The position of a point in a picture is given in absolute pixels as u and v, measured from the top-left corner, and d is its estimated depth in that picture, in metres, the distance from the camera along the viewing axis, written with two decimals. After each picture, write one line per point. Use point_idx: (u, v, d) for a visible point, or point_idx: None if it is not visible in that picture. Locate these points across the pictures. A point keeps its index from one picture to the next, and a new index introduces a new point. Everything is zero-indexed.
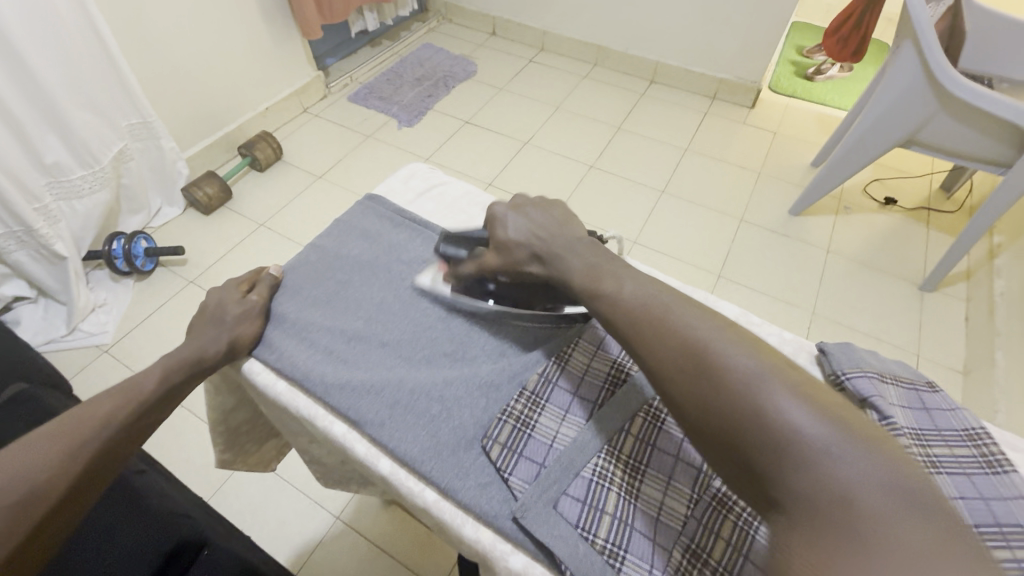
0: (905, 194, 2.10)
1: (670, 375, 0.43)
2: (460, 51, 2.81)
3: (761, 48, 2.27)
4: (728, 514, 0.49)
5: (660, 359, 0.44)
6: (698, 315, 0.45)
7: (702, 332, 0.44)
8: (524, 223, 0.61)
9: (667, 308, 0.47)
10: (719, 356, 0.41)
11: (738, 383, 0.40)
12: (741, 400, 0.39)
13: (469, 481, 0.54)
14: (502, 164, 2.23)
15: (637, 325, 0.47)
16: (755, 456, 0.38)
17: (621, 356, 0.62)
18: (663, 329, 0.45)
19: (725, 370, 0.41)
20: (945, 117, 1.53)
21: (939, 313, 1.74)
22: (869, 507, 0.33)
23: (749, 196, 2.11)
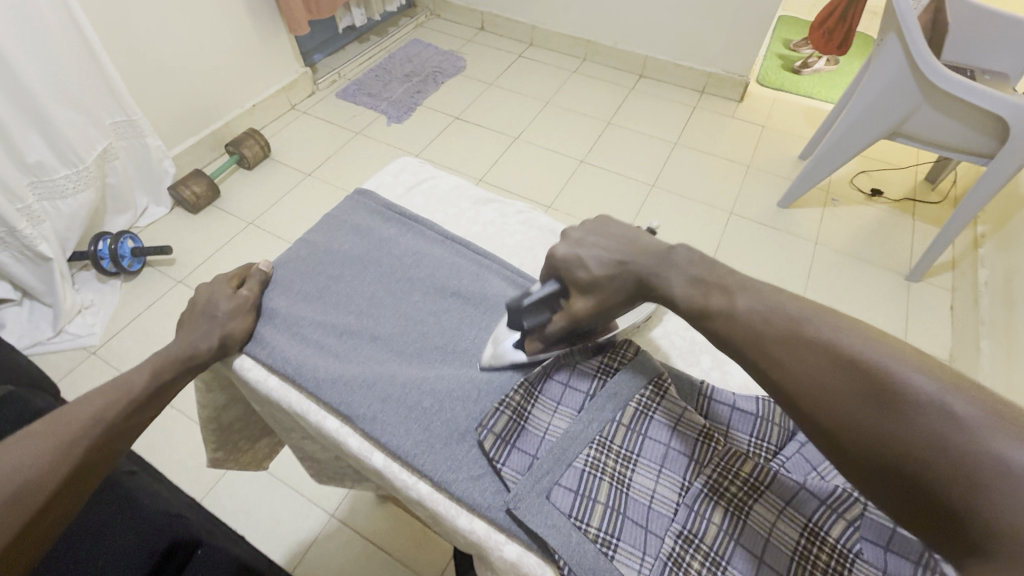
0: (891, 186, 2.13)
1: (824, 398, 0.38)
2: (449, 46, 2.80)
3: (749, 42, 2.29)
4: (719, 500, 0.50)
5: (806, 380, 0.39)
6: (841, 325, 0.40)
7: (856, 346, 0.38)
8: (603, 255, 0.54)
9: (807, 318, 0.41)
10: (885, 375, 0.36)
11: (912, 405, 0.34)
12: (924, 423, 0.34)
13: (460, 474, 0.55)
14: (492, 160, 2.23)
15: (762, 340, 0.42)
16: (943, 490, 0.33)
17: (624, 347, 0.62)
18: (808, 344, 0.40)
19: (898, 390, 0.35)
20: (929, 108, 1.55)
21: (925, 303, 1.76)
22: None
23: (738, 189, 2.13)
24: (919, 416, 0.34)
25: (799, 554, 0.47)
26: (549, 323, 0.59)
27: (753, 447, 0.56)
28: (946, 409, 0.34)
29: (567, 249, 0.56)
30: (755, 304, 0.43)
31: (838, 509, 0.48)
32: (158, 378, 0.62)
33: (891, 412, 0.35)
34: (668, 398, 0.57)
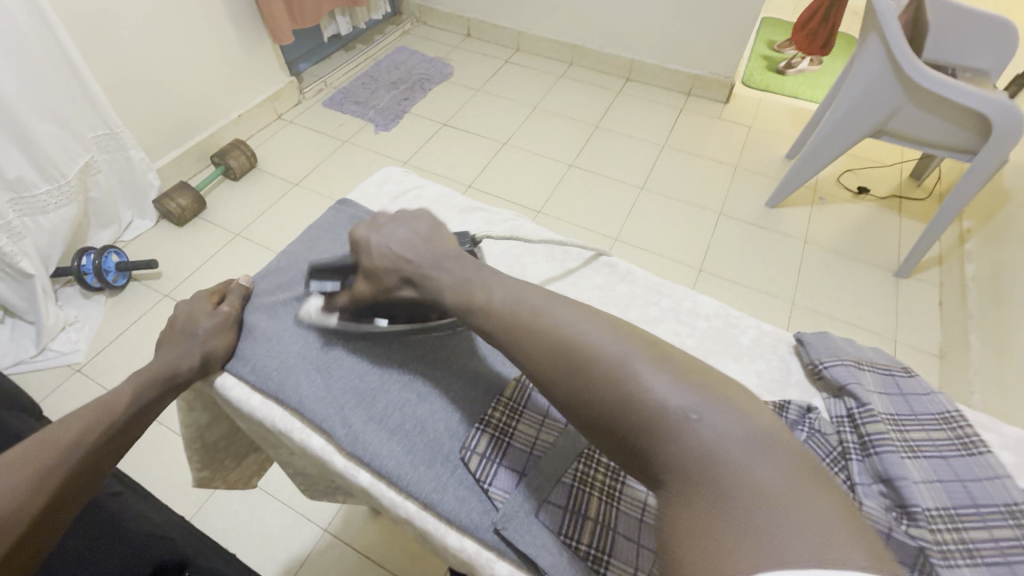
0: (877, 183, 2.14)
1: (551, 376, 0.45)
2: (435, 53, 2.79)
3: (734, 43, 2.30)
4: None
5: (538, 360, 0.46)
6: (565, 309, 0.48)
7: (571, 326, 0.46)
8: (387, 245, 0.57)
9: (535, 310, 0.49)
10: (592, 350, 0.44)
11: (611, 373, 0.42)
12: (615, 385, 0.42)
13: (448, 493, 0.53)
14: (481, 166, 2.22)
15: (512, 333, 0.48)
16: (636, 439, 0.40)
17: None
18: (534, 333, 0.47)
19: (598, 361, 0.43)
20: (911, 106, 1.57)
21: (915, 299, 1.78)
22: (726, 457, 0.37)
23: (726, 190, 2.13)
24: (608, 379, 0.42)
25: None
26: (339, 294, 0.63)
27: None
28: (629, 370, 0.42)
29: (364, 231, 0.60)
30: (503, 300, 0.51)
31: None
32: (140, 398, 0.60)
33: (594, 379, 0.43)
34: None
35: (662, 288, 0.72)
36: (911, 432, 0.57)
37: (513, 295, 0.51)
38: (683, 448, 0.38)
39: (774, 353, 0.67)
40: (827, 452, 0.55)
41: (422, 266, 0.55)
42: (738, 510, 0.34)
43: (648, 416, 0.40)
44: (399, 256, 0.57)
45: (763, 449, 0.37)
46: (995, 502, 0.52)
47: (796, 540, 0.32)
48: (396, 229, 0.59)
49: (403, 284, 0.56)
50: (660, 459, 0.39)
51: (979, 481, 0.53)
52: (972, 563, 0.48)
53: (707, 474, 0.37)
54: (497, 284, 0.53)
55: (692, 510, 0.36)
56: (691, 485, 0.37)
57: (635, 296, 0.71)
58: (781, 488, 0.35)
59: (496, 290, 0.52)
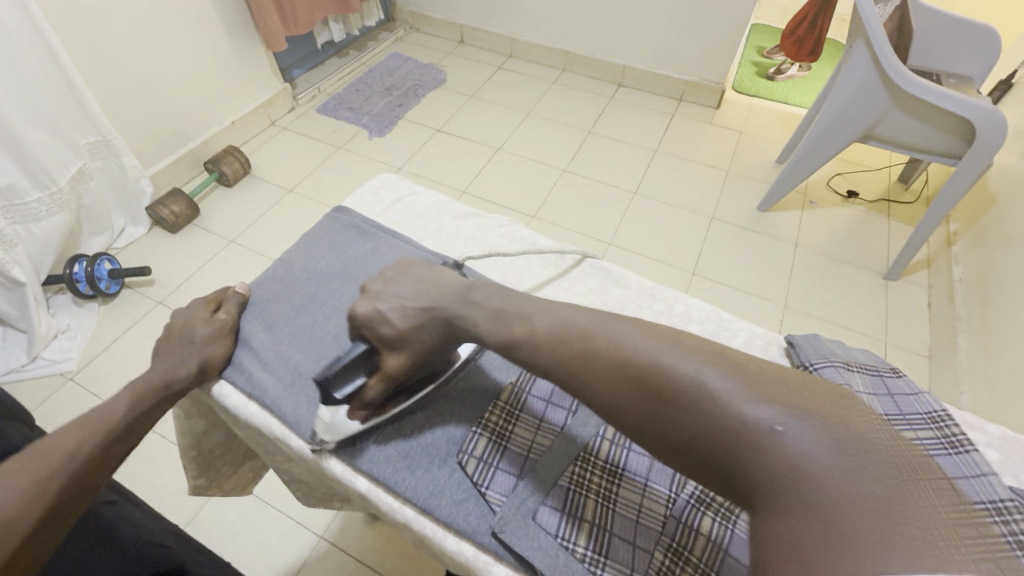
0: (866, 187, 2.17)
1: (615, 398, 0.43)
2: (429, 59, 2.81)
3: (724, 50, 2.33)
4: (706, 511, 0.50)
5: (598, 384, 0.44)
6: (621, 326, 0.46)
7: (638, 342, 0.44)
8: (398, 302, 0.56)
9: (592, 329, 0.47)
10: (660, 366, 0.42)
11: (683, 389, 0.40)
12: (689, 401, 0.40)
13: (445, 497, 0.54)
14: (475, 171, 2.23)
15: (563, 356, 0.47)
16: (719, 457, 0.38)
17: None
18: (595, 351, 0.45)
19: (668, 377, 0.41)
20: (898, 112, 1.60)
21: (904, 300, 1.80)
22: (823, 471, 0.34)
23: (718, 195, 2.16)
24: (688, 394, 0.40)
25: None
26: (367, 387, 0.56)
27: None
28: (701, 385, 0.40)
29: (368, 306, 0.56)
30: (555, 321, 0.49)
31: None
32: (137, 407, 0.60)
33: (668, 395, 0.41)
34: None
35: (655, 293, 0.74)
36: (899, 432, 0.59)
37: (557, 321, 0.49)
38: (774, 465, 0.36)
39: (765, 355, 0.68)
40: None
41: (451, 308, 0.54)
42: (848, 528, 0.32)
43: (732, 430, 0.38)
44: (419, 309, 0.55)
45: (867, 459, 0.35)
46: (981, 500, 0.53)
47: (918, 562, 0.30)
48: (396, 286, 0.58)
49: (440, 336, 0.55)
50: (747, 477, 0.37)
51: (966, 479, 0.54)
52: None
53: (805, 491, 0.34)
54: (540, 305, 0.52)
55: (794, 532, 0.33)
56: (790, 503, 0.35)
57: (629, 300, 0.72)
58: (890, 501, 0.33)
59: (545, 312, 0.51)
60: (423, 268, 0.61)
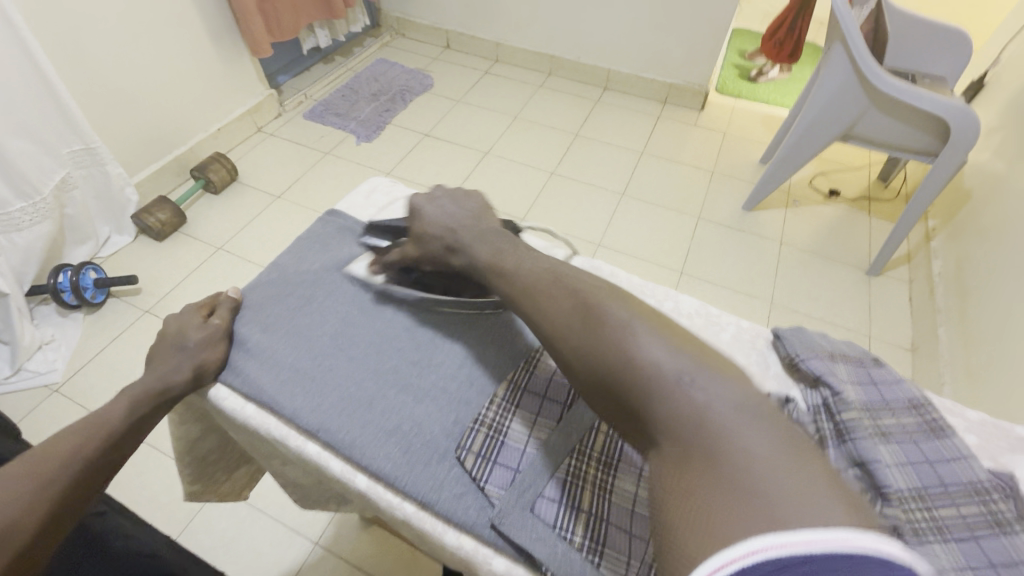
0: (847, 186, 2.23)
1: (564, 338, 0.49)
2: (415, 65, 2.82)
3: (706, 53, 2.38)
4: None
5: (554, 323, 0.50)
6: (587, 278, 0.52)
7: (589, 303, 0.49)
8: (440, 212, 0.64)
9: (556, 290, 0.52)
10: (601, 316, 0.47)
11: (614, 336, 0.46)
12: (617, 348, 0.45)
13: (444, 492, 0.54)
14: (463, 175, 2.25)
15: (539, 291, 0.53)
16: (633, 399, 0.43)
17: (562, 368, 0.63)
18: (555, 310, 0.51)
19: (607, 325, 0.46)
20: (875, 111, 1.64)
21: (886, 295, 1.85)
22: (715, 423, 0.39)
23: (704, 195, 2.19)
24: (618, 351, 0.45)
25: None
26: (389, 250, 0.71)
27: None
28: (630, 335, 0.45)
29: (422, 201, 0.66)
30: (532, 281, 0.54)
31: None
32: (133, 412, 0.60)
33: (601, 340, 0.46)
34: None
35: (645, 289, 0.75)
36: (883, 419, 0.61)
37: (543, 265, 0.56)
38: (675, 411, 0.41)
39: (753, 348, 0.70)
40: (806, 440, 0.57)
41: (465, 237, 0.61)
42: (723, 471, 0.37)
43: (647, 378, 0.43)
44: (450, 223, 0.63)
45: (756, 419, 0.39)
46: (961, 481, 0.55)
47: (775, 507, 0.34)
48: (449, 200, 0.65)
49: (448, 252, 0.62)
50: (652, 419, 0.42)
51: (946, 462, 0.57)
52: (943, 539, 0.51)
53: (697, 437, 0.39)
54: (525, 264, 0.57)
55: (682, 472, 0.38)
56: (683, 442, 0.39)
57: None
58: (768, 455, 0.37)
59: (528, 271, 0.56)
60: (480, 203, 0.66)
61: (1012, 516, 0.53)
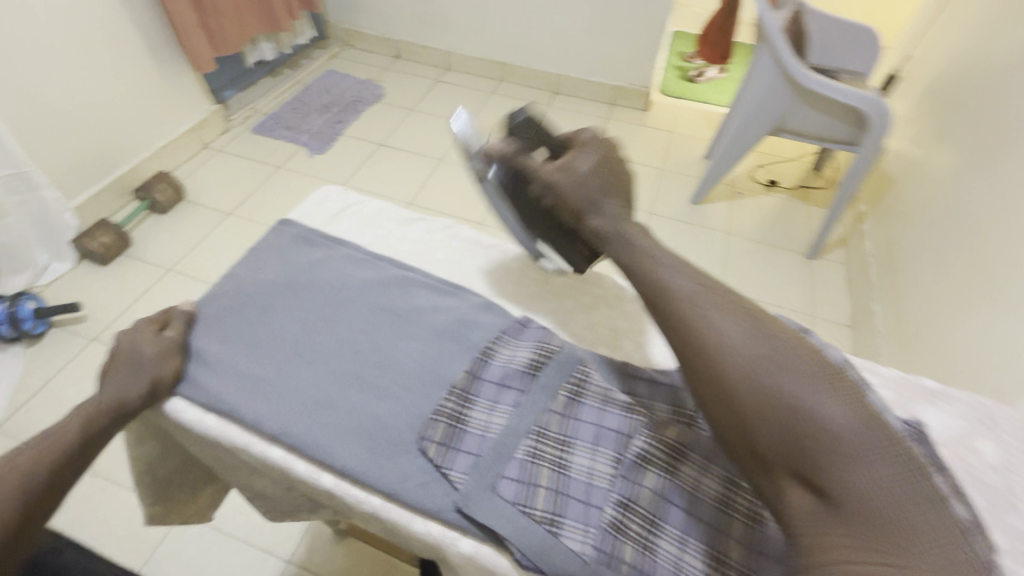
0: (785, 176, 2.37)
1: (729, 379, 0.48)
2: (365, 75, 2.82)
3: (647, 56, 2.49)
4: (649, 468, 0.57)
5: (718, 360, 0.49)
6: (749, 315, 0.51)
7: (765, 336, 0.49)
8: (602, 170, 0.66)
9: (719, 316, 0.51)
10: (770, 365, 0.47)
11: (787, 390, 0.46)
12: (789, 399, 0.45)
13: (410, 482, 0.56)
14: (420, 183, 2.26)
15: (701, 318, 0.52)
16: (802, 458, 0.44)
17: (520, 355, 0.65)
18: (723, 336, 0.50)
19: (775, 373, 0.47)
20: (802, 106, 1.77)
21: (825, 277, 1.98)
22: (885, 498, 0.41)
23: (654, 191, 2.29)
24: (793, 392, 0.46)
25: (723, 498, 0.56)
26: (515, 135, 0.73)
27: (677, 412, 0.63)
28: (802, 393, 0.45)
29: (591, 144, 0.68)
30: (697, 300, 0.53)
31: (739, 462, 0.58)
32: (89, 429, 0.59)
33: (772, 391, 0.46)
34: (591, 384, 0.63)
35: (594, 278, 0.79)
36: None
37: (701, 288, 0.54)
38: (851, 481, 0.42)
39: None
40: None
41: (616, 206, 0.65)
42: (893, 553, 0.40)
43: (823, 439, 0.43)
44: (605, 181, 0.66)
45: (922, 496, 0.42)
46: None
47: None
48: (607, 157, 0.68)
49: (591, 208, 0.65)
50: (825, 484, 0.43)
51: None
52: None
53: (868, 507, 0.41)
54: (681, 282, 0.56)
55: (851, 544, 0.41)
56: (856, 513, 0.41)
57: (569, 287, 0.78)
58: (935, 538, 0.40)
59: (689, 288, 0.55)
60: (623, 182, 0.69)
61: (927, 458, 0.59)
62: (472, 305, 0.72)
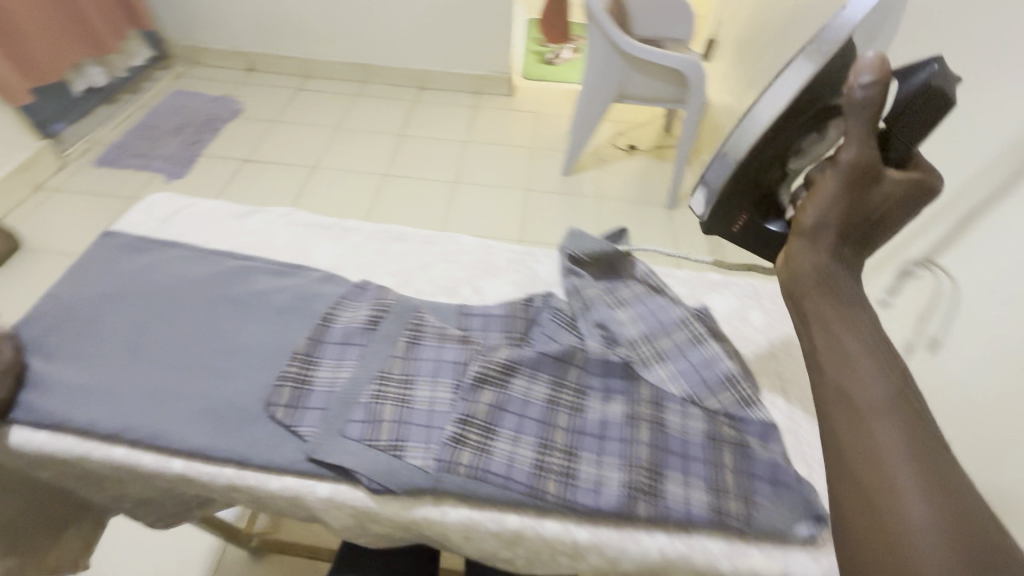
0: (641, 140, 2.60)
1: (842, 476, 0.40)
2: (218, 91, 2.67)
3: (502, 43, 2.61)
4: (485, 387, 0.64)
5: (847, 457, 0.40)
6: (912, 429, 0.39)
7: (966, 531, 0.35)
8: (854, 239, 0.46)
9: (910, 485, 0.37)
10: (892, 487, 0.38)
11: (903, 523, 0.36)
12: (902, 526, 0.36)
13: (261, 445, 0.59)
14: (296, 193, 2.21)
15: (847, 402, 0.42)
16: None
17: (361, 315, 0.70)
18: (904, 514, 0.37)
19: (896, 497, 0.37)
20: (634, 74, 1.99)
21: (685, 222, 2.22)
22: None
23: (529, 169, 2.41)
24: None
25: (550, 398, 0.65)
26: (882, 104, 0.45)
27: (507, 337, 0.71)
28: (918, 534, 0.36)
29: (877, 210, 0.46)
30: (891, 453, 0.39)
31: (566, 367, 0.68)
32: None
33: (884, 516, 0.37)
34: (427, 327, 0.69)
35: (434, 239, 0.86)
36: (621, 291, 0.79)
37: (884, 374, 0.42)
38: None
39: (527, 262, 0.84)
40: (564, 321, 0.73)
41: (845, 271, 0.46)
42: None
43: None
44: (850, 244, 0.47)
45: None
46: (672, 318, 0.75)
47: None
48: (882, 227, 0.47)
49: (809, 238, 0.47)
50: None
51: (663, 308, 0.76)
52: (661, 362, 0.70)
53: None
54: (879, 422, 0.40)
55: None
56: None
57: (410, 250, 0.84)
58: None
59: (887, 430, 0.40)
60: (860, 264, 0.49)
61: (704, 332, 0.74)
62: (312, 280, 0.76)
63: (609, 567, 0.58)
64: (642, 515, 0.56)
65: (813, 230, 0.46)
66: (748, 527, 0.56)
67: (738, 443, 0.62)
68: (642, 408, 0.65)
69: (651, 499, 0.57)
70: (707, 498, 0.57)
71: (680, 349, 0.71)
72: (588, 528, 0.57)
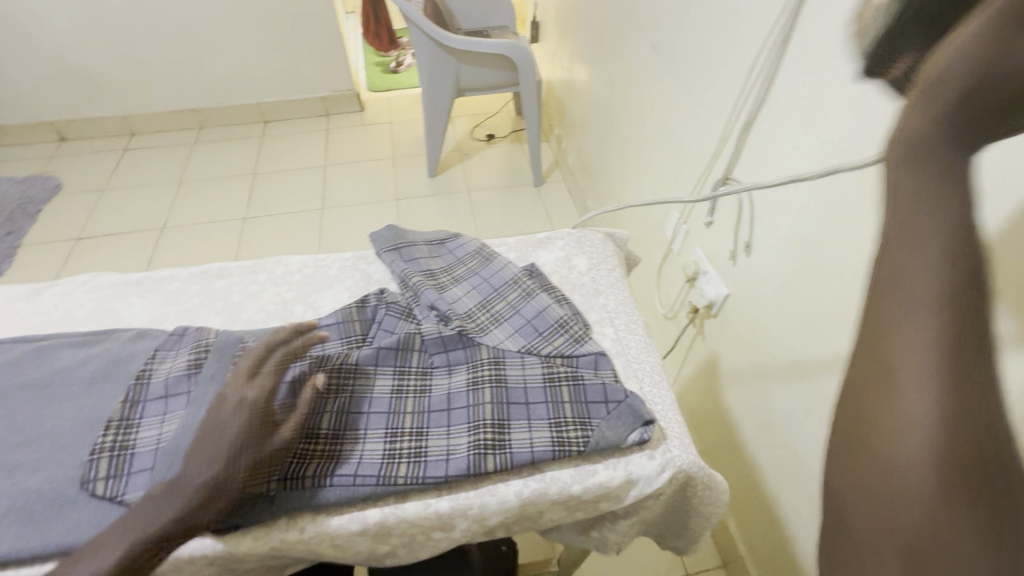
0: (498, 128, 2.67)
1: (874, 357, 0.32)
2: (26, 172, 2.36)
3: (336, 60, 2.54)
4: (326, 397, 0.64)
5: (886, 341, 0.32)
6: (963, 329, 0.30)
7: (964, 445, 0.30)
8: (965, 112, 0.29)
9: (923, 382, 0.30)
10: (905, 388, 0.31)
11: (904, 423, 0.31)
12: (903, 422, 0.31)
13: (80, 528, 0.54)
14: (145, 261, 2.02)
15: (903, 279, 0.31)
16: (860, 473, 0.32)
17: (186, 360, 0.67)
18: (908, 418, 0.30)
19: (903, 397, 0.31)
20: (466, 66, 2.03)
21: (553, 196, 2.32)
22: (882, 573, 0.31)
23: (395, 179, 2.38)
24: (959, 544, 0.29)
25: (395, 388, 0.66)
26: None
27: (346, 342, 0.72)
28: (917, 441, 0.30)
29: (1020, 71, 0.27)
30: (921, 364, 0.30)
31: (406, 354, 0.69)
32: (175, 518, 0.51)
33: (891, 407, 0.31)
34: None
35: (258, 268, 0.83)
36: (457, 270, 0.82)
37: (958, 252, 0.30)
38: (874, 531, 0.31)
39: (358, 268, 0.84)
40: (401, 312, 0.74)
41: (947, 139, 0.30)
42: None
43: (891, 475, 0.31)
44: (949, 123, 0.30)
45: None
46: (504, 281, 0.79)
47: None
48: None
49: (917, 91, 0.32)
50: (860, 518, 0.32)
51: (496, 274, 0.80)
52: (499, 324, 0.73)
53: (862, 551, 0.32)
54: (925, 312, 0.30)
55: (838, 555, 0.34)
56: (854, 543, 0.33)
57: (234, 285, 0.81)
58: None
59: (925, 333, 0.30)
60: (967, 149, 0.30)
61: (535, 286, 0.78)
62: (124, 340, 0.70)
63: (480, 526, 0.61)
64: (491, 469, 0.59)
65: (930, 88, 0.30)
66: (589, 449, 0.61)
67: (572, 376, 0.67)
68: (484, 371, 0.67)
69: (497, 452, 0.60)
70: (550, 435, 0.62)
71: (517, 308, 0.75)
72: (447, 497, 0.59)
